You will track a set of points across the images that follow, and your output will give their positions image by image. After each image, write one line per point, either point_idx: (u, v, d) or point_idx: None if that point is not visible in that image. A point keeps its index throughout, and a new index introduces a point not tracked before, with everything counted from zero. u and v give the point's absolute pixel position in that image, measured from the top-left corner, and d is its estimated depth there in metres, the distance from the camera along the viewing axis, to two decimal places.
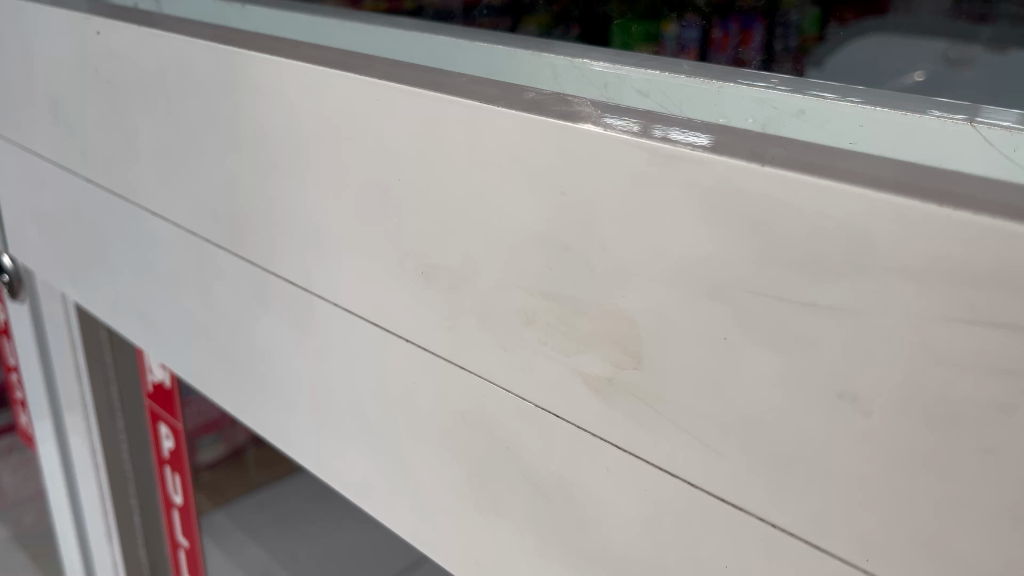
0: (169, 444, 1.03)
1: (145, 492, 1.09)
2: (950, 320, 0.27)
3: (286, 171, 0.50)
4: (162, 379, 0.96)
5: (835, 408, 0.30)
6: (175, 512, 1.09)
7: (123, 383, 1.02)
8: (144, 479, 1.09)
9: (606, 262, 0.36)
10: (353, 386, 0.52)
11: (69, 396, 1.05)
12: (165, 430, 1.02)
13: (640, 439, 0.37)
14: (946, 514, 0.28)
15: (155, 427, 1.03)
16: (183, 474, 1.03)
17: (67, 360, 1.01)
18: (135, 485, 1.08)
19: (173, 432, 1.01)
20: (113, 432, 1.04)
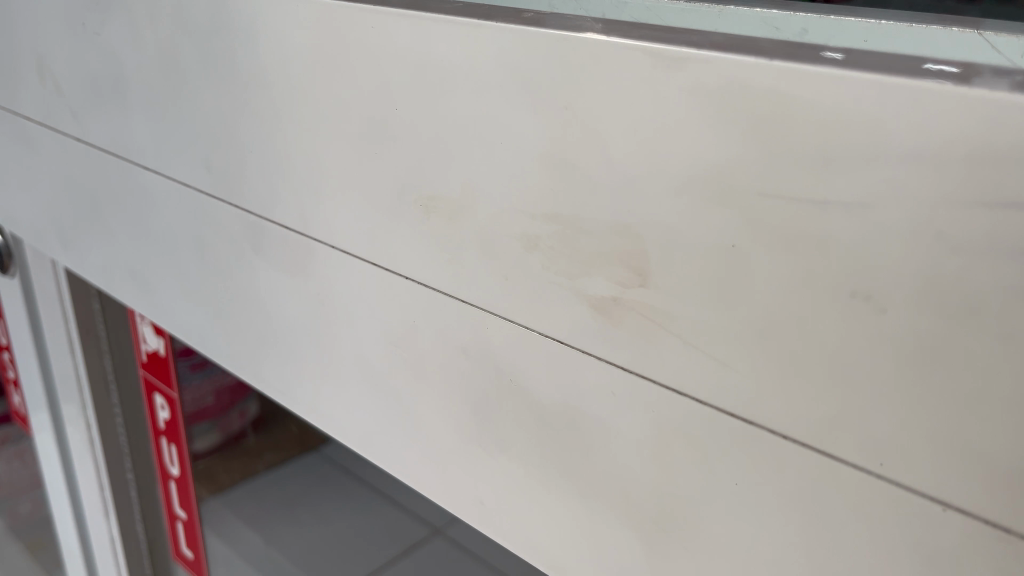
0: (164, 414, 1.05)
1: (143, 467, 1.10)
2: (968, 205, 0.26)
3: (280, 111, 0.49)
4: (157, 347, 0.98)
5: (848, 309, 0.30)
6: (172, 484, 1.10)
7: (116, 355, 1.02)
8: (140, 453, 1.09)
9: (610, 177, 0.35)
10: (353, 331, 0.51)
11: (61, 371, 1.04)
12: (160, 400, 1.04)
13: (647, 359, 0.36)
14: (961, 408, 0.28)
15: (150, 397, 1.05)
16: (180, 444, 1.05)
17: (59, 334, 1.00)
18: (131, 459, 1.09)
19: (168, 402, 1.03)
20: (108, 406, 1.04)
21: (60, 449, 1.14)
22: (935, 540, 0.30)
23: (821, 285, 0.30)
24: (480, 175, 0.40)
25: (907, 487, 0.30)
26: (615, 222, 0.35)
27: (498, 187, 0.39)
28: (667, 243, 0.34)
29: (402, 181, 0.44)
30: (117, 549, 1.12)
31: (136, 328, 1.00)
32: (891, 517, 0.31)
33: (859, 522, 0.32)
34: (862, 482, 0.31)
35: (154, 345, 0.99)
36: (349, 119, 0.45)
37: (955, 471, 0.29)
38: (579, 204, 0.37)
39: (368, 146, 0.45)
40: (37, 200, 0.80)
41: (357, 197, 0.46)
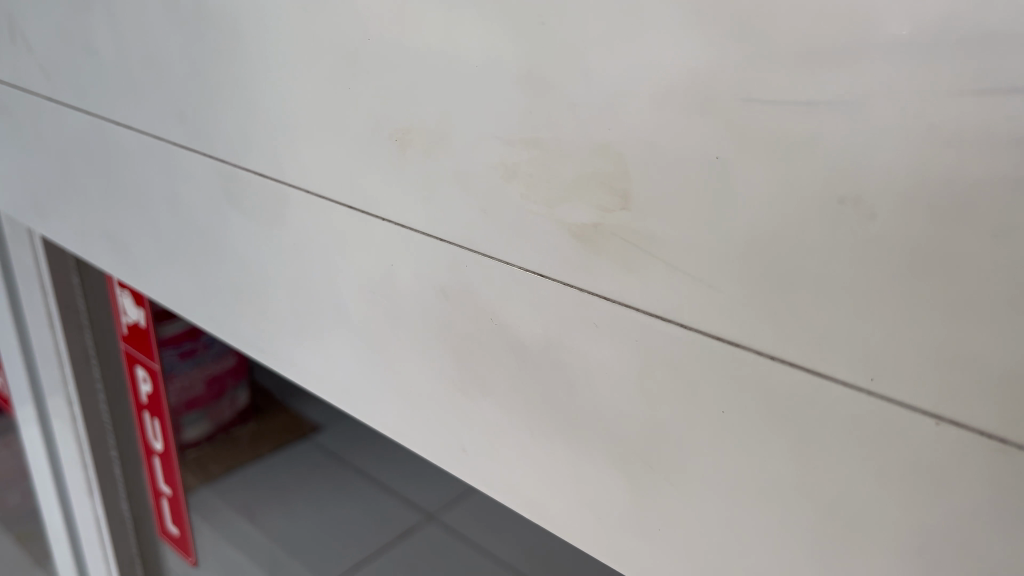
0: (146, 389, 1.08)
1: (125, 444, 1.11)
2: (960, 95, 0.25)
3: (253, 52, 0.48)
4: (138, 319, 1.01)
5: (836, 215, 0.29)
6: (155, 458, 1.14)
7: (95, 329, 1.01)
8: (122, 429, 1.10)
9: (590, 95, 0.34)
10: (330, 279, 0.50)
11: (41, 347, 1.03)
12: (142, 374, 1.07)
13: (629, 286, 0.35)
14: (954, 314, 0.27)
15: (132, 371, 1.07)
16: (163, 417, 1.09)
17: (38, 308, 0.98)
18: (113, 434, 1.09)
19: (151, 375, 1.06)
20: (90, 381, 1.03)
21: (42, 427, 1.12)
22: (929, 456, 0.29)
23: (808, 193, 0.29)
24: (456, 103, 0.39)
25: (898, 402, 0.29)
26: (595, 142, 0.34)
27: (474, 115, 0.38)
28: (649, 161, 0.33)
29: (377, 117, 0.42)
30: (102, 528, 1.12)
31: (116, 300, 1.02)
32: (882, 436, 0.30)
33: (849, 443, 0.31)
34: (852, 400, 0.30)
35: (134, 318, 1.01)
36: (323, 55, 0.44)
37: (948, 381, 0.28)
38: (558, 127, 0.35)
39: (343, 81, 0.43)
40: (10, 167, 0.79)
41: (333, 137, 0.45)
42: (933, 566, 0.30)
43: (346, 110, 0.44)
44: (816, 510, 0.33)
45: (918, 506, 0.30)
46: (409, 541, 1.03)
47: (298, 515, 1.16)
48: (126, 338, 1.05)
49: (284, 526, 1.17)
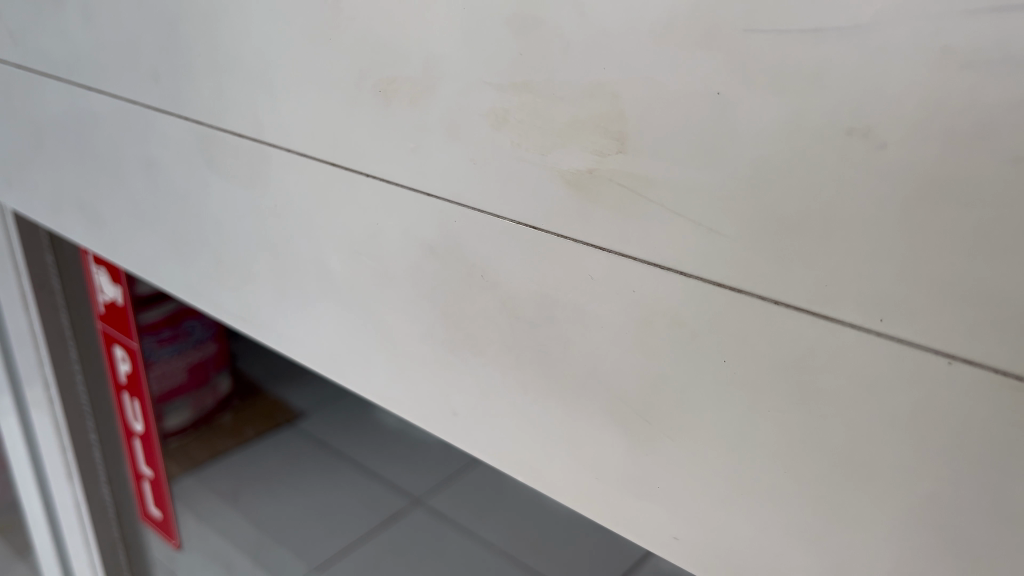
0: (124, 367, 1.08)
1: (105, 429, 1.08)
2: (975, 14, 0.24)
3: (230, 6, 0.46)
4: (115, 297, 1.02)
5: (844, 148, 0.27)
6: (137, 441, 1.15)
7: (73, 310, 0.99)
8: (102, 411, 1.07)
9: (583, 33, 0.32)
10: (314, 241, 0.48)
11: (15, 327, 1.00)
12: (120, 353, 1.07)
13: (626, 233, 0.34)
14: (968, 247, 0.26)
15: (109, 351, 1.07)
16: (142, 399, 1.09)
17: (11, 287, 0.96)
18: (92, 417, 1.06)
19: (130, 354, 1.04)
20: (67, 362, 1.00)
21: (19, 412, 1.10)
22: (941, 399, 0.28)
23: (814, 124, 0.28)
24: (443, 49, 0.37)
25: (909, 341, 0.28)
26: (589, 84, 0.33)
27: (462, 59, 0.37)
28: (648, 99, 0.31)
29: (361, 66, 0.41)
30: (82, 513, 1.10)
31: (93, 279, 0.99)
32: (893, 380, 0.29)
33: (858, 390, 0.30)
34: (861, 343, 0.29)
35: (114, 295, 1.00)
36: (303, 4, 0.42)
37: (962, 316, 0.27)
38: (550, 68, 0.34)
39: (324, 31, 0.42)
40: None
41: (315, 91, 0.43)
42: (947, 514, 0.30)
43: (329, 63, 0.42)
44: (821, 460, 0.32)
45: (928, 448, 0.29)
46: (397, 526, 1.02)
47: (284, 497, 1.15)
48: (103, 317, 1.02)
49: (270, 509, 1.15)
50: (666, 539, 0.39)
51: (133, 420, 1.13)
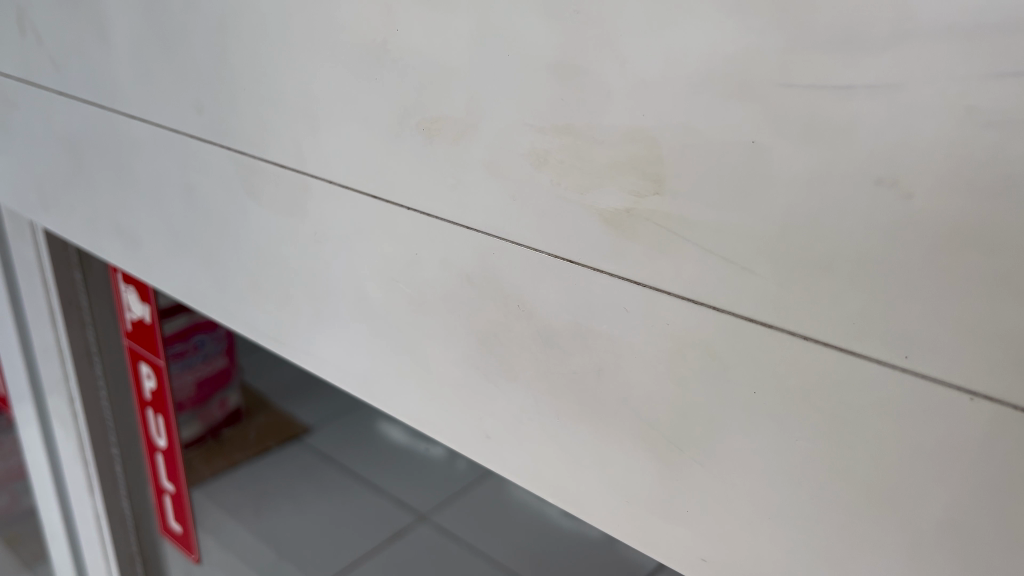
0: (151, 384, 1.07)
1: (127, 444, 1.12)
2: (997, 77, 0.26)
3: (276, 42, 0.48)
4: (143, 316, 0.99)
5: (873, 196, 0.29)
6: (159, 455, 1.14)
7: (99, 327, 1.02)
8: (124, 427, 1.11)
9: (624, 81, 0.34)
10: (352, 268, 0.50)
11: (41, 342, 1.03)
12: (146, 369, 1.06)
13: (661, 269, 0.36)
14: (992, 292, 0.28)
15: (134, 366, 1.06)
16: (167, 415, 1.08)
17: (40, 304, 0.99)
18: (114, 432, 1.10)
19: (155, 372, 1.05)
20: (92, 377, 1.04)
21: (41, 426, 1.12)
22: (963, 433, 0.30)
23: (844, 174, 0.30)
24: (486, 91, 0.39)
25: (931, 378, 0.30)
26: (627, 128, 0.35)
27: (506, 101, 0.39)
28: (685, 144, 0.33)
29: (405, 105, 0.43)
30: (102, 526, 1.14)
31: (120, 297, 1.01)
32: (917, 415, 0.31)
33: (886, 423, 0.32)
34: (888, 379, 0.31)
35: (138, 313, 1.00)
36: (350, 44, 0.44)
37: (985, 355, 0.28)
38: (590, 113, 0.36)
39: (368, 70, 0.44)
40: (15, 161, 0.79)
41: (358, 125, 0.46)
42: (966, 538, 0.31)
43: (373, 99, 0.44)
44: (847, 488, 0.33)
45: (951, 476, 0.31)
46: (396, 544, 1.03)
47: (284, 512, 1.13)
48: (128, 334, 1.04)
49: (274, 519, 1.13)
50: (691, 560, 0.40)
51: (156, 436, 1.11)
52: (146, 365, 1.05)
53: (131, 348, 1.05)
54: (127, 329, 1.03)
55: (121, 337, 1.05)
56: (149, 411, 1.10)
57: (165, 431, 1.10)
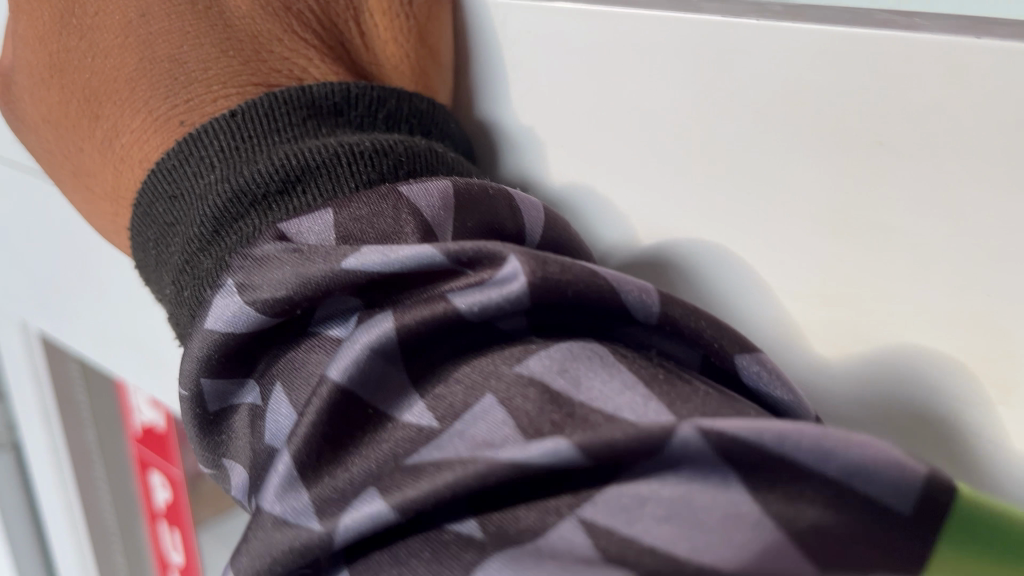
0: (163, 495, 1.01)
1: (130, 547, 1.07)
2: None
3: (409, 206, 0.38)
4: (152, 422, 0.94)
5: None
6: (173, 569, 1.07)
7: (101, 431, 0.97)
8: (130, 535, 1.06)
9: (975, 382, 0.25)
10: None
11: (31, 457, 0.95)
12: (159, 479, 1.00)
13: None
14: None
15: (146, 476, 1.01)
16: (183, 531, 1.01)
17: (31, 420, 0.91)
18: (119, 541, 1.04)
19: (168, 483, 0.99)
20: (95, 489, 0.98)
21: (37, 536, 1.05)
22: None
23: None
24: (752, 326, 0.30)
25: None
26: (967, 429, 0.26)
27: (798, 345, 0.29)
28: None
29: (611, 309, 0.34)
30: None
31: (128, 401, 0.96)
32: None
33: None
34: None
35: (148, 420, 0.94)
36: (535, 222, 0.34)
37: None
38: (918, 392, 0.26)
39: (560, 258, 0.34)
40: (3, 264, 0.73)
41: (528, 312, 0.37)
42: None
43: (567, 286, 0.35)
44: None
45: None
46: None
47: None
48: (136, 440, 0.99)
49: None
50: None
51: (171, 551, 1.05)
52: (159, 475, 0.99)
53: (141, 455, 1.00)
54: (136, 435, 0.98)
55: (128, 444, 1.01)
56: (162, 523, 1.04)
57: (181, 548, 1.04)
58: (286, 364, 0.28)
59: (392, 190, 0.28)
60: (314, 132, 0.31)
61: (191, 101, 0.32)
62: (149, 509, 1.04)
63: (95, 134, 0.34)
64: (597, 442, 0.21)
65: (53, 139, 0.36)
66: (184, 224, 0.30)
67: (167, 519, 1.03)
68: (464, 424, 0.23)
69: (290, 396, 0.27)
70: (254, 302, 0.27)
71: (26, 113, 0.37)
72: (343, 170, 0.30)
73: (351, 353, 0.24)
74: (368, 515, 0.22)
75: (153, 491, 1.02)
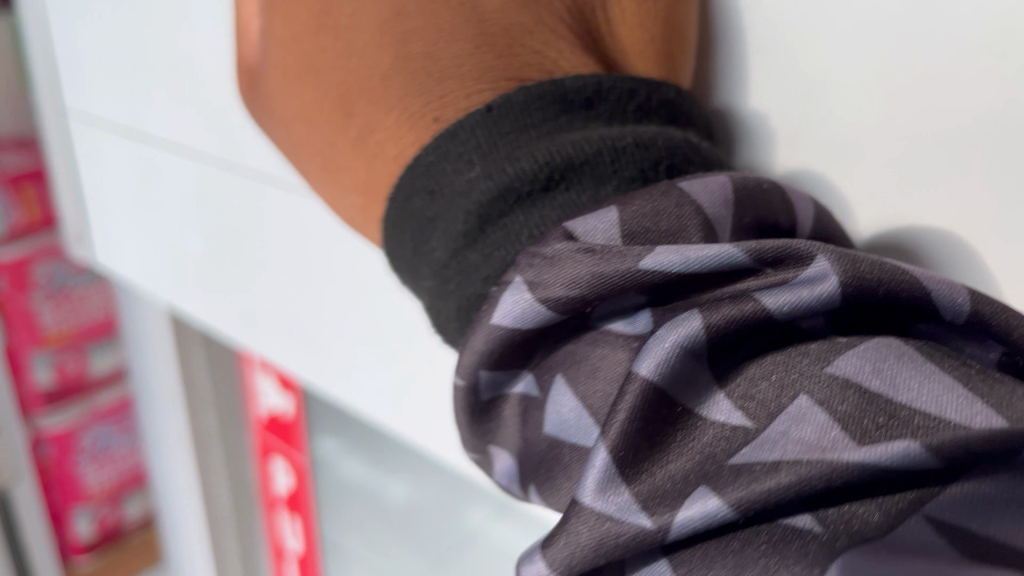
0: (285, 480, 1.07)
1: (244, 528, 1.14)
2: None
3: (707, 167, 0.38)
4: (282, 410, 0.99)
5: None
6: (290, 551, 1.14)
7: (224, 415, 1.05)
8: (244, 516, 1.14)
9: None
10: None
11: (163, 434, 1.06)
12: (281, 464, 1.06)
13: None
14: None
15: (268, 461, 1.08)
16: (303, 514, 1.08)
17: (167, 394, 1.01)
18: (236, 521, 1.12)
19: (292, 468, 1.05)
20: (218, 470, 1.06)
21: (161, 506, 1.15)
22: None
23: None
24: None
25: None
26: None
27: None
28: None
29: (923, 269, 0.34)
30: None
31: (256, 388, 1.02)
32: None
33: None
34: None
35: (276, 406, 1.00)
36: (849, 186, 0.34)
37: None
38: None
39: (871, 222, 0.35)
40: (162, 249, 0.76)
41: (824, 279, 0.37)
42: None
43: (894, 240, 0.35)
44: None
45: None
46: None
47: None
48: (260, 428, 1.05)
49: None
50: None
51: (288, 534, 1.12)
52: (281, 461, 1.06)
53: (264, 442, 1.06)
54: (260, 424, 1.05)
55: (251, 430, 1.07)
56: (281, 507, 1.11)
57: (299, 532, 1.10)
58: (569, 356, 0.29)
59: (673, 187, 0.28)
60: (575, 127, 0.31)
61: (445, 96, 0.33)
62: (266, 494, 1.12)
63: (349, 130, 0.35)
64: (944, 441, 0.22)
65: (305, 133, 0.37)
66: (443, 219, 0.31)
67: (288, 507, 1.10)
68: (799, 422, 0.23)
69: (579, 388, 0.28)
70: (548, 300, 0.27)
71: (274, 106, 0.38)
72: (607, 166, 0.30)
73: (661, 351, 0.25)
74: (708, 512, 0.23)
75: (274, 476, 1.09)
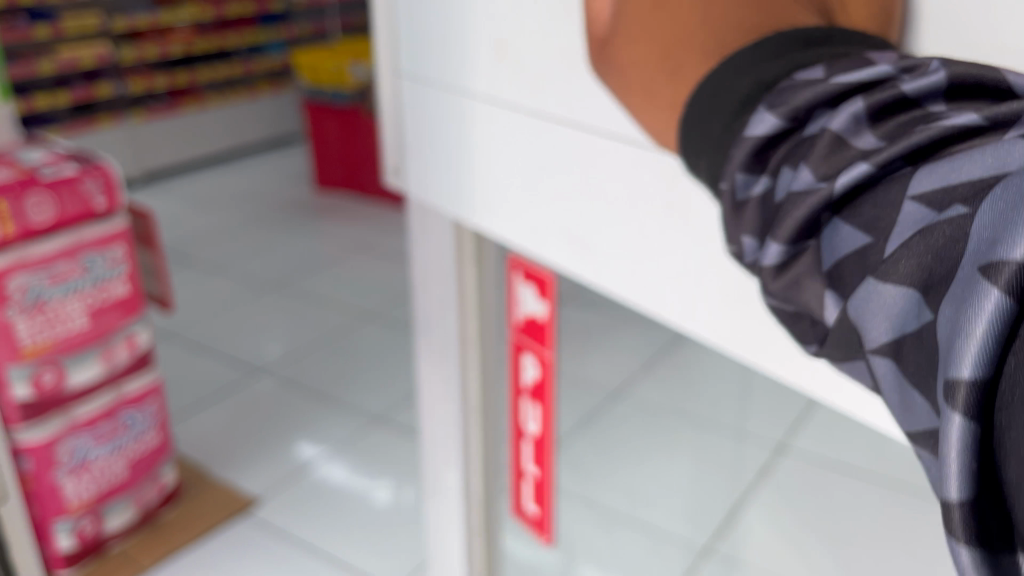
0: (533, 373, 1.33)
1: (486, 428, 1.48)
2: None
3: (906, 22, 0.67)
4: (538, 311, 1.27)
5: None
6: (527, 441, 1.42)
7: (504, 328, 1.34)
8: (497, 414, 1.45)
9: None
10: None
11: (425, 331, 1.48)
12: (532, 361, 1.32)
13: None
14: None
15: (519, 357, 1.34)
16: (545, 403, 1.33)
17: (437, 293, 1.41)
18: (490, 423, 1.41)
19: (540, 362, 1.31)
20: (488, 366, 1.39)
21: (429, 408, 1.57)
22: None
23: None
24: None
25: None
26: None
27: None
28: None
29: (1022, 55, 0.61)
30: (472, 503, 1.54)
31: (519, 293, 1.29)
32: None
33: None
34: None
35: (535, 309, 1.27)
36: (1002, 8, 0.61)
37: None
38: None
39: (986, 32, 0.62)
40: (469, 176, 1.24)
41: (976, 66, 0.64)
42: None
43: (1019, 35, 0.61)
44: None
45: None
46: None
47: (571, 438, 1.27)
48: (517, 329, 1.33)
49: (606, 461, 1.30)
50: None
51: (531, 423, 1.39)
52: (533, 357, 1.32)
53: (518, 341, 1.34)
54: (520, 324, 1.32)
55: (511, 331, 1.34)
56: (526, 399, 1.38)
57: (539, 419, 1.37)
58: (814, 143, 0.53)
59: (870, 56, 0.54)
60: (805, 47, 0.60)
61: (727, 34, 0.66)
62: (517, 385, 1.38)
63: (668, 62, 0.71)
64: (936, 130, 0.45)
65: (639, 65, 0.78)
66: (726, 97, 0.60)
67: (534, 394, 1.36)
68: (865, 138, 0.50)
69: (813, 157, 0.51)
70: (787, 110, 0.53)
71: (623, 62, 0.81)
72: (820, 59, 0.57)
73: (853, 111, 0.50)
74: (858, 171, 0.47)
75: (523, 371, 1.36)
